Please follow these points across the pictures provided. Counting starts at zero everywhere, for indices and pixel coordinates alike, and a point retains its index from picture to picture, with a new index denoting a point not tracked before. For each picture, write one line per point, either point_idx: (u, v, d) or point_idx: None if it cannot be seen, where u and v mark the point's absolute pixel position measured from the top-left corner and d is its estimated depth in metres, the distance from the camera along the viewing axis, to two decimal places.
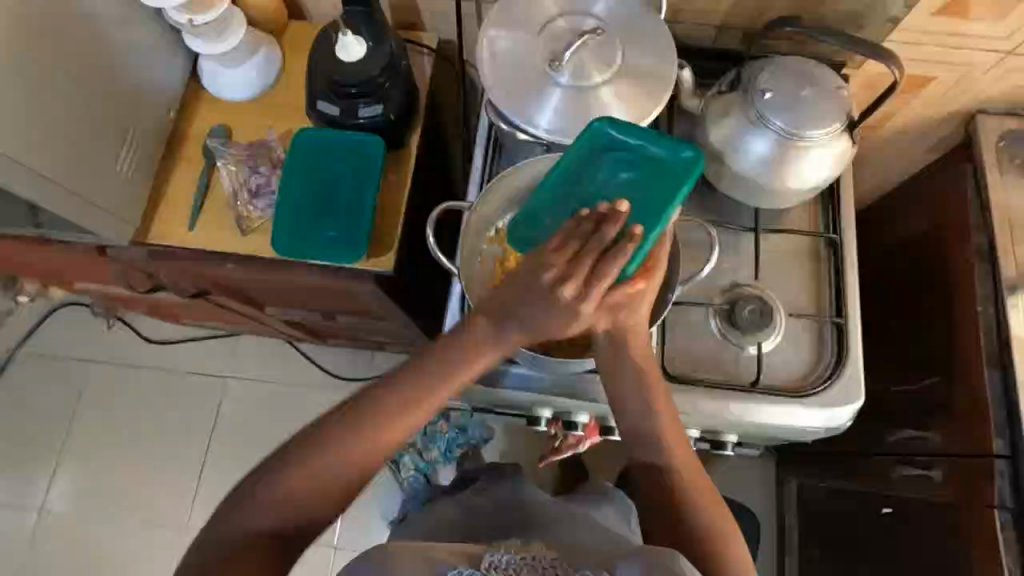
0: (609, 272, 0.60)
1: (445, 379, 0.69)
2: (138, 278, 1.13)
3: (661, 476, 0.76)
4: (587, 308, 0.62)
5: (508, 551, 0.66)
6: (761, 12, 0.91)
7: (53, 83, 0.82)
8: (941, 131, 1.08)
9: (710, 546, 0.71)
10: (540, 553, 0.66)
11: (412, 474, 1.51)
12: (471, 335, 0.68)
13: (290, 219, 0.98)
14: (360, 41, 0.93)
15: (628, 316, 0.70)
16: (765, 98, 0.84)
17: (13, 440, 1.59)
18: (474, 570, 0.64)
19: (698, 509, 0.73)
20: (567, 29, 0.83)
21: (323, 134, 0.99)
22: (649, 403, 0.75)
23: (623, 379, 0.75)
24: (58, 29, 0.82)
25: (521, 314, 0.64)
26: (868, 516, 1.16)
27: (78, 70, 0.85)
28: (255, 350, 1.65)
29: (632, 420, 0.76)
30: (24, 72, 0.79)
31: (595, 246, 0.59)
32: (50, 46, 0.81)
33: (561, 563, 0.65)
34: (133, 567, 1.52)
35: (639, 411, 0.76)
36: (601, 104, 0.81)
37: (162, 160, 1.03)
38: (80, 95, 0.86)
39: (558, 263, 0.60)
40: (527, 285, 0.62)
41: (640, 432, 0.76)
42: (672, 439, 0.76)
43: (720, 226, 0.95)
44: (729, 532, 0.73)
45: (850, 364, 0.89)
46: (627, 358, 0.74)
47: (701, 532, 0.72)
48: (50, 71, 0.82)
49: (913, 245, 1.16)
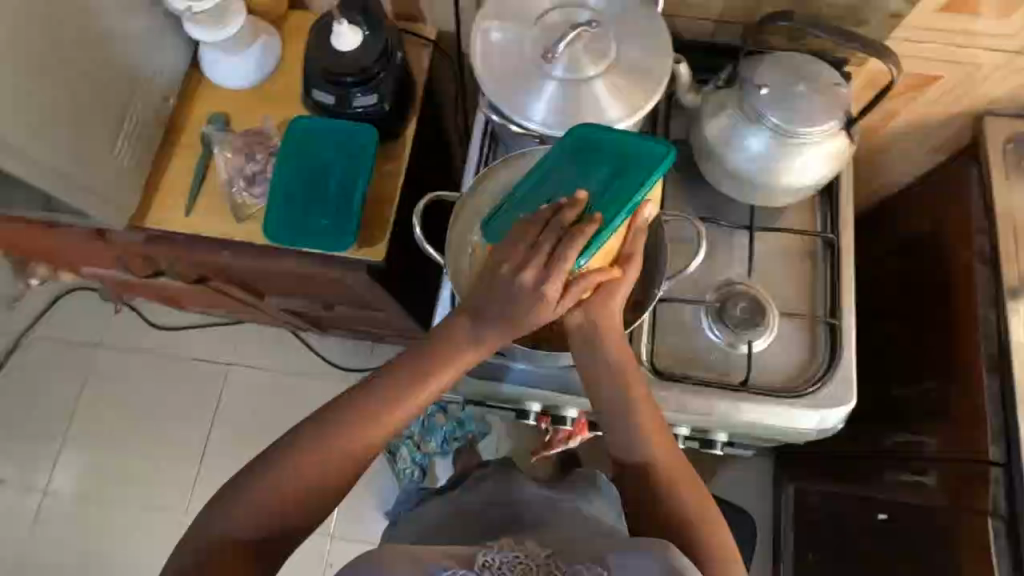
0: (571, 250, 0.62)
1: (436, 369, 0.70)
2: (137, 262, 1.14)
3: (644, 473, 0.73)
4: (554, 293, 0.64)
5: (504, 550, 0.66)
6: (760, 7, 0.90)
7: (57, 82, 0.84)
8: (945, 132, 1.06)
9: (697, 538, 0.70)
10: (533, 551, 0.67)
11: (410, 466, 1.53)
12: (457, 325, 0.70)
13: (284, 207, 0.99)
14: (355, 31, 0.93)
15: (598, 310, 0.74)
16: (761, 93, 0.83)
17: (20, 420, 1.62)
18: (466, 569, 0.64)
19: (685, 504, 0.71)
20: (562, 22, 0.83)
21: (320, 123, 1.00)
22: (625, 394, 0.75)
23: (601, 373, 0.75)
24: (63, 28, 0.83)
25: (497, 305, 0.66)
26: (862, 521, 1.15)
27: (81, 69, 0.87)
28: (256, 338, 1.67)
29: (609, 416, 0.76)
30: (29, 73, 0.80)
31: (556, 230, 0.63)
32: (55, 47, 0.83)
33: (554, 561, 0.65)
34: (133, 549, 1.54)
35: (614, 402, 0.75)
36: (594, 97, 0.80)
37: (161, 147, 1.04)
38: (83, 96, 0.87)
39: (521, 246, 0.64)
40: (497, 272, 0.65)
41: (617, 427, 0.75)
42: (652, 433, 0.75)
43: (714, 222, 0.94)
44: (715, 526, 0.71)
45: (843, 365, 0.88)
46: (603, 351, 0.75)
47: (685, 531, 0.70)
48: (54, 70, 0.83)
49: (918, 248, 1.14)
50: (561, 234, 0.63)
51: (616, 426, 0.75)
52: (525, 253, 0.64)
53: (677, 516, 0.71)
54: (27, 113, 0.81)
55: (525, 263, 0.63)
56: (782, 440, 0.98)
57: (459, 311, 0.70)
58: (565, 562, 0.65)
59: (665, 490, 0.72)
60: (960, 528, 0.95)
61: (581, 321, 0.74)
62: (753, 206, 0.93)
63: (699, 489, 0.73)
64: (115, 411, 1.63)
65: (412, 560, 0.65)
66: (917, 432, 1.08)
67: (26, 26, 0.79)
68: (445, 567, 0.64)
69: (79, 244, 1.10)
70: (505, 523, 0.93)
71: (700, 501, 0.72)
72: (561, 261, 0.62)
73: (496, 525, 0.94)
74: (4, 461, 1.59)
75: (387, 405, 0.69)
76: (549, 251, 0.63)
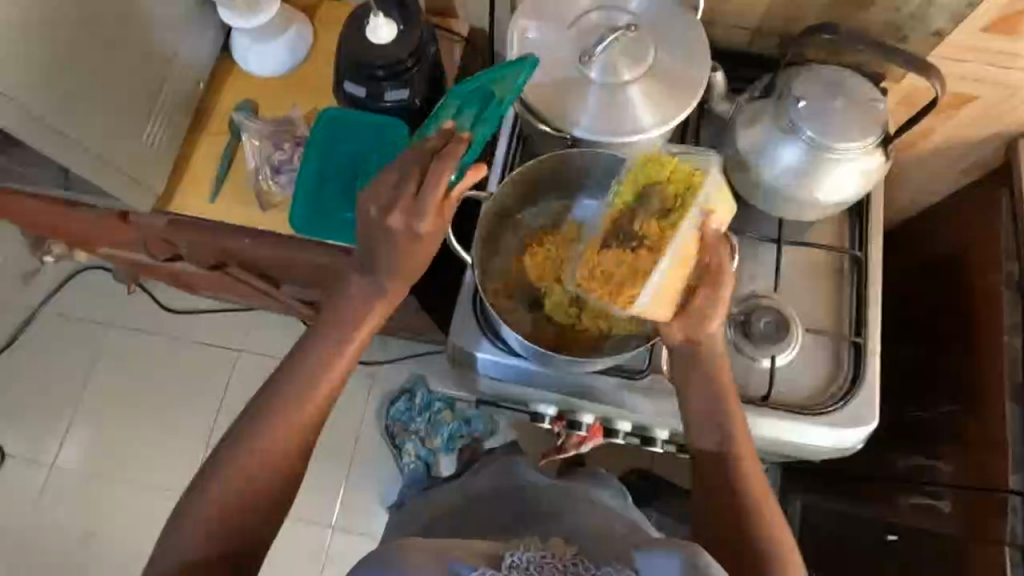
0: (435, 184, 0.69)
1: (356, 325, 0.75)
2: (158, 246, 1.14)
3: (727, 486, 0.73)
4: (428, 227, 0.71)
5: (529, 550, 0.65)
6: (799, 17, 0.88)
7: (68, 73, 0.81)
8: (974, 156, 1.04)
9: (758, 542, 0.69)
10: (559, 550, 0.65)
11: (413, 461, 1.54)
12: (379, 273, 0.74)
13: (310, 197, 0.98)
14: (390, 24, 0.92)
15: (701, 330, 0.74)
16: (799, 106, 0.81)
17: (30, 393, 1.63)
18: (492, 569, 0.63)
19: (752, 510, 0.71)
20: (599, 23, 0.82)
21: (353, 115, 0.99)
22: (720, 409, 0.75)
23: (693, 387, 0.76)
24: (79, 20, 0.81)
25: (381, 258, 0.73)
26: (873, 541, 1.14)
27: (96, 56, 0.84)
28: (267, 326, 1.66)
29: (695, 424, 0.76)
30: (33, 66, 0.77)
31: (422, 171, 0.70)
32: (64, 42, 0.80)
33: (581, 561, 0.64)
34: (136, 528, 1.55)
35: (706, 416, 0.75)
36: (628, 103, 0.80)
37: (188, 132, 1.04)
38: (94, 90, 0.85)
39: (381, 198, 0.71)
40: (379, 233, 0.72)
41: (709, 443, 0.75)
42: (742, 451, 0.74)
43: (743, 233, 0.93)
44: (777, 533, 0.70)
45: (867, 387, 0.86)
46: (704, 374, 0.76)
47: (762, 542, 0.69)
48: (65, 64, 0.81)
49: (944, 268, 1.13)
50: (423, 165, 0.71)
51: (698, 423, 0.75)
52: (391, 198, 0.71)
53: (736, 516, 0.71)
54: (34, 103, 0.79)
55: (392, 207, 0.70)
56: (797, 457, 0.96)
57: (355, 268, 0.75)
58: (593, 563, 0.64)
59: (731, 492, 0.72)
60: (974, 552, 0.95)
61: (684, 336, 0.75)
62: (782, 218, 0.92)
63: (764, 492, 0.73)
64: (123, 391, 1.63)
65: (427, 558, 0.63)
66: (930, 455, 1.08)
67: (39, 17, 0.76)
68: (470, 567, 0.63)
69: (100, 225, 1.10)
70: (515, 517, 0.92)
71: (759, 509, 0.71)
72: (428, 196, 0.69)
73: (503, 516, 0.93)
74: (11, 436, 1.61)
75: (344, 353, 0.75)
76: (419, 183, 0.70)
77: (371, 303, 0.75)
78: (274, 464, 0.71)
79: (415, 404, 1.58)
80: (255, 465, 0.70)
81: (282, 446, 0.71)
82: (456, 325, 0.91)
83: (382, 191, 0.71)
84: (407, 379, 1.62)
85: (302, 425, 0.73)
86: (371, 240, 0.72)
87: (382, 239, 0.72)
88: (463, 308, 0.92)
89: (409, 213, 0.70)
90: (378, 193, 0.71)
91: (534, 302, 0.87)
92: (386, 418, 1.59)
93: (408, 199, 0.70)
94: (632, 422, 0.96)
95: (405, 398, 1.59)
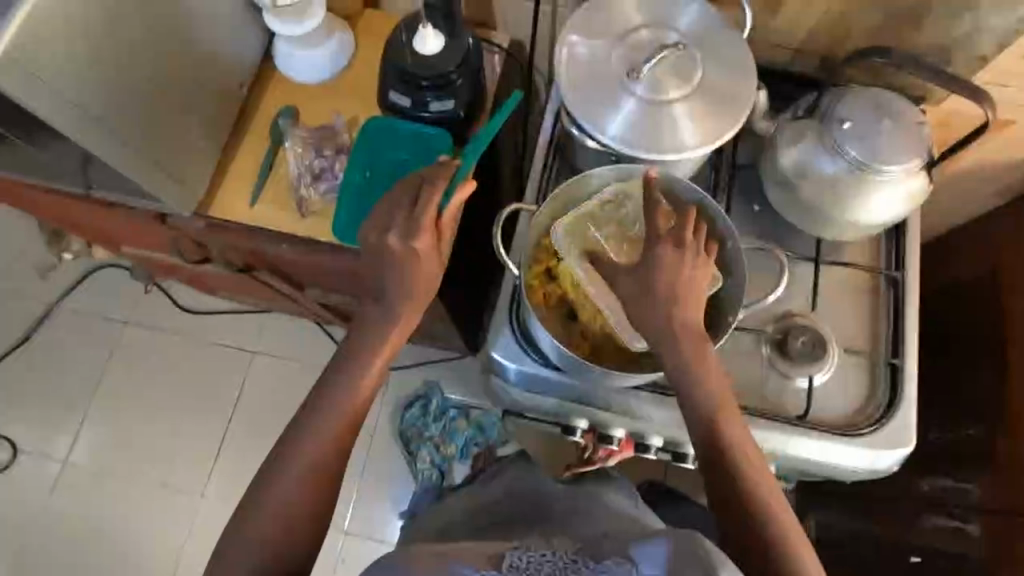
0: (429, 203, 0.77)
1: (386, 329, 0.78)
2: (189, 248, 1.14)
3: (733, 489, 0.69)
4: (425, 241, 0.76)
5: (529, 551, 0.65)
6: (844, 37, 0.89)
7: (120, 75, 0.82)
8: (1012, 178, 1.03)
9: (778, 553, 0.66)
10: (561, 550, 0.64)
11: (428, 468, 1.52)
12: (403, 271, 0.76)
13: (348, 205, 0.99)
14: (438, 35, 0.93)
15: (677, 318, 0.72)
16: (844, 127, 0.82)
17: (44, 389, 1.63)
18: (493, 570, 0.62)
19: (767, 518, 0.68)
20: (649, 41, 0.83)
21: (398, 124, 1.00)
22: (716, 422, 0.72)
23: (689, 389, 0.72)
24: (135, 21, 0.81)
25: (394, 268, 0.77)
26: (892, 562, 1.14)
27: (149, 59, 0.85)
28: (284, 329, 1.66)
29: (699, 428, 0.73)
30: (85, 70, 0.78)
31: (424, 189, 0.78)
32: (113, 50, 0.80)
33: (581, 559, 0.62)
34: (148, 528, 1.55)
35: (702, 424, 0.72)
36: (674, 121, 0.80)
37: (230, 137, 1.05)
38: (131, 100, 0.85)
39: (382, 218, 0.78)
40: (389, 249, 0.77)
41: (719, 446, 0.71)
42: (745, 450, 0.71)
43: (785, 250, 0.94)
44: (809, 567, 0.66)
45: (903, 409, 0.86)
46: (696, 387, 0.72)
47: (772, 547, 0.66)
48: (116, 70, 0.81)
49: (970, 290, 1.14)
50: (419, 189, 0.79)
51: (698, 427, 0.72)
52: (393, 219, 0.78)
53: (750, 522, 0.68)
54: (73, 111, 0.79)
55: (389, 226, 0.77)
56: (826, 477, 0.96)
57: (387, 273, 0.77)
58: (593, 560, 0.62)
59: (743, 503, 0.69)
60: None
61: (662, 319, 0.72)
62: (819, 237, 0.92)
63: (785, 511, 0.69)
64: (138, 390, 1.63)
65: (439, 562, 0.63)
66: (958, 477, 1.09)
67: (97, 24, 0.77)
68: (469, 567, 0.62)
69: (131, 224, 1.11)
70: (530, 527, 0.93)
71: (773, 513, 0.68)
72: (421, 214, 0.76)
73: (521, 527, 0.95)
74: (24, 433, 1.60)
75: (376, 354, 0.77)
76: (414, 203, 0.77)
77: (398, 305, 0.77)
78: (315, 468, 0.71)
79: (430, 410, 1.57)
80: (298, 472, 0.71)
81: (317, 454, 0.72)
82: (495, 336, 0.92)
83: (387, 213, 0.78)
84: (422, 386, 1.62)
85: (335, 431, 0.73)
86: (388, 249, 0.77)
87: (387, 263, 0.77)
88: (502, 317, 0.92)
89: (406, 232, 0.76)
90: (383, 218, 0.77)
91: (569, 317, 0.87)
92: (401, 423, 1.59)
93: (405, 217, 0.77)
94: (664, 437, 0.96)
95: (421, 403, 1.59)
